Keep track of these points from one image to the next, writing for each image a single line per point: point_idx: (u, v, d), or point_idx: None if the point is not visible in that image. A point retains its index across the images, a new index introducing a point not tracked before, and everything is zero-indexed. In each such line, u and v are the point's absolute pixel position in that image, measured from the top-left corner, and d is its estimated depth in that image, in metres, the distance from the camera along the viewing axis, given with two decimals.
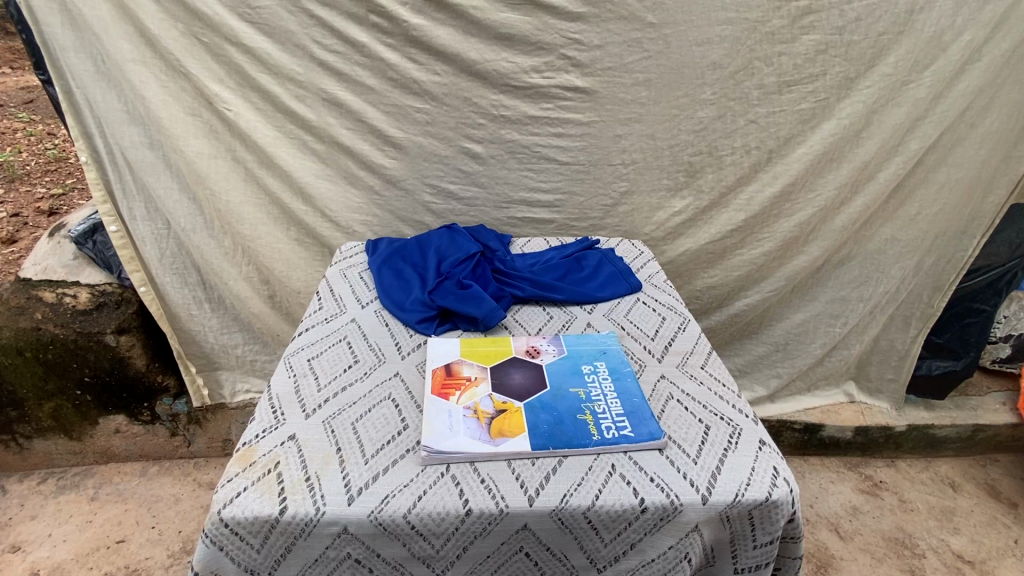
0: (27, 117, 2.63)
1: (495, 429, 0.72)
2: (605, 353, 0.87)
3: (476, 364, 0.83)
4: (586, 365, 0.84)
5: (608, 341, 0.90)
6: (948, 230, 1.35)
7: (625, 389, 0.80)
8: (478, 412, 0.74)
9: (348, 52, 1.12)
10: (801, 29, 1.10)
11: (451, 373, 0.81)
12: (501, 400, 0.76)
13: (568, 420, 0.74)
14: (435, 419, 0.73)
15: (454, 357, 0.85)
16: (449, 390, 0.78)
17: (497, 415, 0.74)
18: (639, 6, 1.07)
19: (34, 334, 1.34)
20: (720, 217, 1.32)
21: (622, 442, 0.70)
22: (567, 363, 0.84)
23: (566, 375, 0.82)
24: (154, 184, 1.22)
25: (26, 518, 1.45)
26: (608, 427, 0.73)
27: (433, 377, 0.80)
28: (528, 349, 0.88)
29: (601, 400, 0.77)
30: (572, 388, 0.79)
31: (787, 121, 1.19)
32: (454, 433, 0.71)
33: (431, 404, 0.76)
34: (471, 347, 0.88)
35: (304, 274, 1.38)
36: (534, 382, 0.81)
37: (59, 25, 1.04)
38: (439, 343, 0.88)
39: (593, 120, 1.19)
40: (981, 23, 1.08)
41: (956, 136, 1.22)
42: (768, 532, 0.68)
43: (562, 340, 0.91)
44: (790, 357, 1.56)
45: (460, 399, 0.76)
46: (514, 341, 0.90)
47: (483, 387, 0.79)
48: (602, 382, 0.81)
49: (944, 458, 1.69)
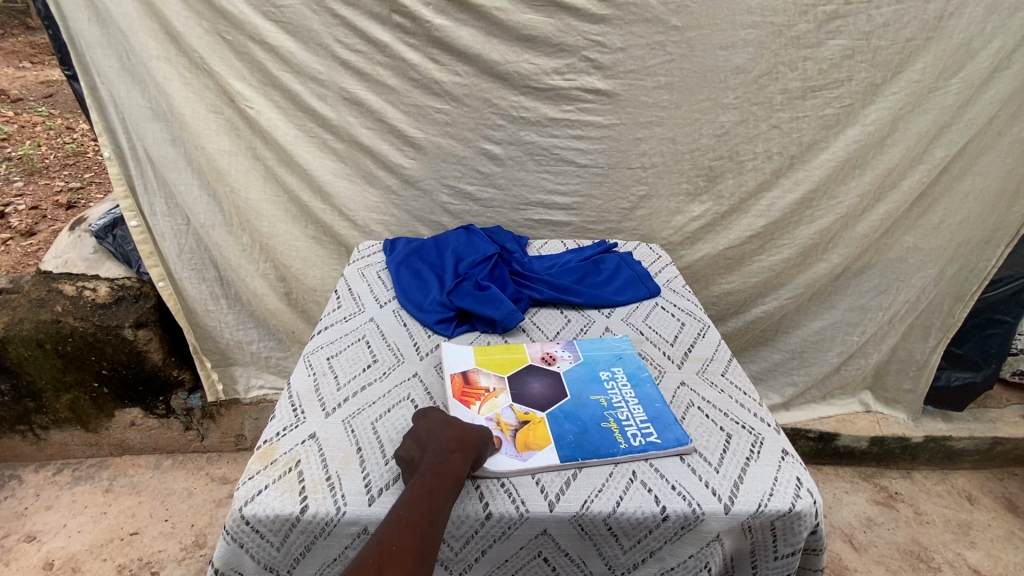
0: (46, 112, 2.67)
1: (521, 444, 0.70)
2: (621, 358, 0.87)
3: (492, 373, 0.82)
4: (604, 372, 0.83)
5: (623, 345, 0.90)
6: (971, 239, 1.33)
7: (646, 395, 0.79)
8: (501, 424, 0.73)
9: (370, 52, 1.12)
10: (827, 35, 1.08)
11: (469, 382, 0.80)
12: (523, 411, 0.75)
13: (592, 430, 0.73)
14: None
15: (468, 365, 0.84)
16: (468, 400, 0.77)
17: (520, 427, 0.73)
18: (662, 9, 1.07)
19: (53, 327, 1.35)
20: (739, 223, 1.31)
21: (650, 449, 0.70)
22: (583, 371, 0.84)
23: (583, 384, 0.81)
24: (174, 180, 1.22)
25: (42, 508, 1.47)
26: (633, 434, 0.72)
27: (451, 388, 0.79)
28: (543, 356, 0.87)
29: (623, 407, 0.77)
30: (593, 396, 0.79)
31: (810, 127, 1.18)
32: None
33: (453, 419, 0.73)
34: (485, 355, 0.87)
35: (321, 272, 1.39)
36: (553, 391, 0.80)
37: (87, 21, 1.05)
38: (452, 351, 0.87)
39: (613, 123, 1.19)
40: (1011, 31, 1.06)
41: (982, 145, 1.20)
42: (791, 543, 0.67)
43: (576, 345, 0.90)
44: (805, 365, 1.54)
45: (481, 411, 0.75)
46: (528, 346, 0.89)
47: (503, 397, 0.78)
48: (621, 389, 0.80)
49: (961, 470, 1.67)
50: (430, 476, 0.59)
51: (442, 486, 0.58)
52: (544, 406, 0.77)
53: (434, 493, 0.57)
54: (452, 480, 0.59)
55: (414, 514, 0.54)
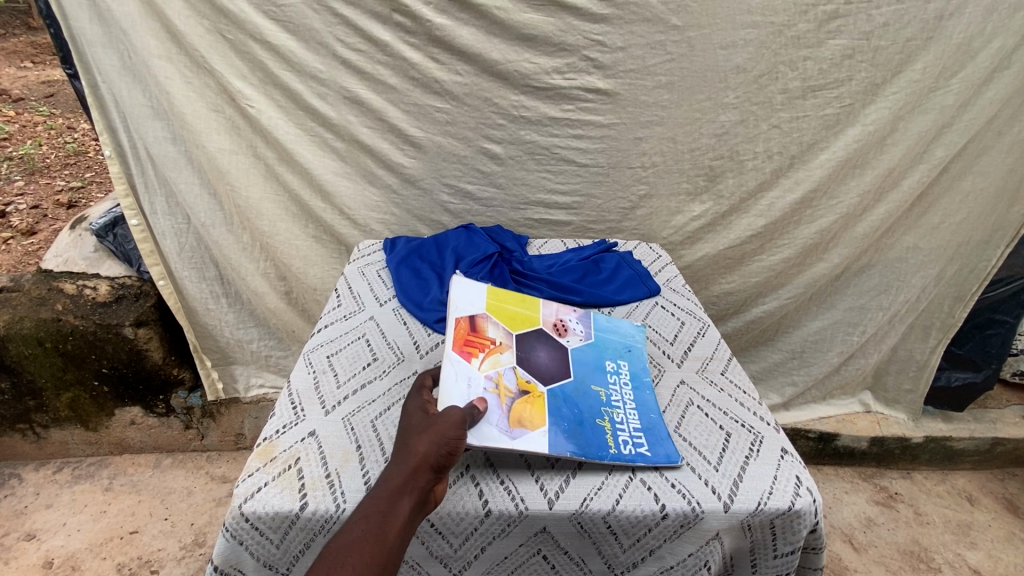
0: (48, 111, 2.67)
1: (516, 414, 0.69)
2: (631, 353, 0.86)
3: (501, 327, 0.82)
4: (609, 362, 0.83)
5: (637, 338, 0.89)
6: (971, 239, 1.33)
7: (644, 401, 0.77)
8: (501, 386, 0.72)
9: (371, 51, 1.12)
10: (827, 34, 1.08)
11: (475, 332, 0.79)
12: (524, 379, 0.75)
13: (586, 422, 0.71)
14: (450, 383, 0.69)
15: (479, 310, 0.83)
16: (471, 348, 0.76)
17: (520, 395, 0.72)
18: (663, 9, 1.07)
19: (54, 325, 1.35)
20: (739, 223, 1.31)
21: (637, 460, 0.67)
22: (591, 355, 0.83)
23: (589, 370, 0.80)
24: (175, 178, 1.22)
25: (41, 506, 1.48)
26: (624, 441, 0.70)
27: (457, 328, 0.78)
28: (555, 322, 0.87)
29: (620, 409, 0.75)
30: (593, 387, 0.77)
31: (810, 127, 1.18)
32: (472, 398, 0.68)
33: (451, 362, 0.72)
34: (498, 302, 0.86)
35: (321, 271, 1.39)
36: (557, 365, 0.79)
37: (88, 20, 1.05)
38: (464, 289, 0.86)
39: (613, 122, 1.19)
40: (1011, 31, 1.06)
41: (982, 145, 1.20)
42: (790, 542, 0.67)
43: (592, 322, 0.91)
44: (805, 365, 1.54)
45: (482, 364, 0.74)
46: (544, 308, 0.90)
47: (508, 356, 0.77)
48: (621, 389, 0.79)
49: (961, 471, 1.66)
50: (374, 497, 0.55)
51: (385, 509, 0.54)
52: (546, 380, 0.76)
53: (374, 517, 0.53)
54: (399, 498, 0.55)
55: (346, 548, 0.51)
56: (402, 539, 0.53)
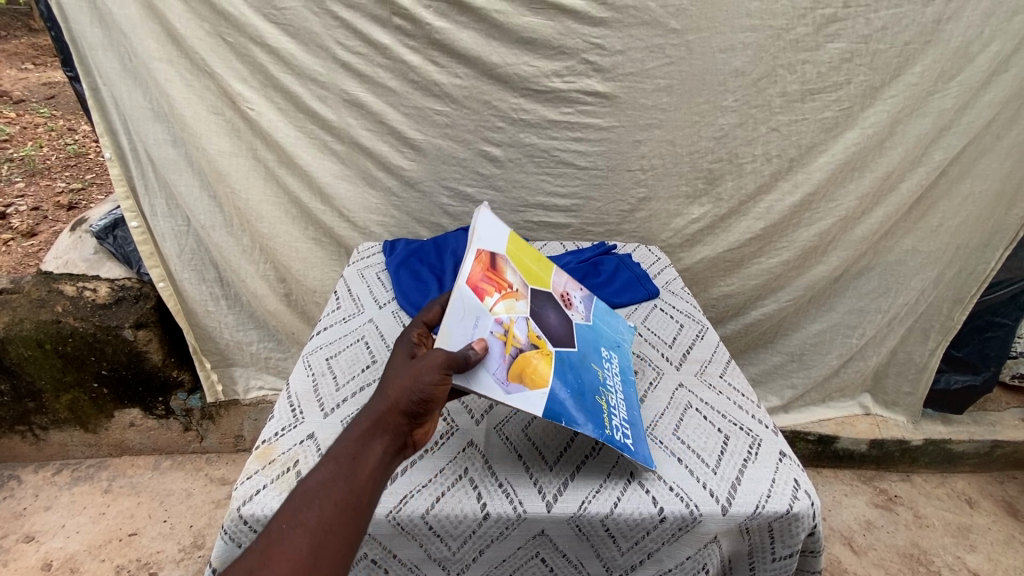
0: (49, 113, 2.68)
1: (518, 367, 0.65)
2: (620, 348, 0.85)
3: (520, 274, 0.77)
4: (604, 350, 0.81)
5: (626, 337, 0.89)
6: (970, 242, 1.33)
7: (631, 394, 0.77)
8: (511, 335, 0.67)
9: (370, 54, 1.12)
10: (826, 38, 1.09)
11: (494, 271, 0.73)
12: (535, 335, 0.71)
13: (586, 396, 0.69)
14: (456, 315, 0.64)
15: (500, 249, 0.77)
16: (487, 285, 0.70)
17: (528, 350, 0.68)
18: (661, 12, 1.07)
19: (53, 327, 1.36)
20: (738, 225, 1.31)
21: (626, 450, 0.66)
22: (591, 335, 0.81)
23: (589, 348, 0.78)
24: (175, 181, 1.23)
25: (41, 508, 1.48)
26: (617, 427, 0.68)
27: (479, 257, 0.71)
28: (563, 293, 0.84)
29: (613, 395, 0.73)
30: (594, 365, 0.75)
31: (808, 130, 1.18)
32: (476, 337, 0.63)
33: (463, 292, 0.66)
34: (517, 251, 0.80)
35: (321, 273, 1.39)
36: (564, 332, 0.76)
37: (89, 23, 1.06)
38: (490, 223, 0.79)
39: (612, 125, 1.19)
40: (1009, 34, 1.07)
41: (980, 148, 1.20)
42: (789, 545, 0.67)
43: (593, 306, 0.89)
44: (805, 368, 1.54)
45: (496, 305, 0.69)
46: (556, 275, 0.87)
47: (523, 306, 0.72)
48: (614, 376, 0.78)
49: (961, 474, 1.66)
50: (344, 440, 0.55)
51: (355, 451, 0.54)
52: (556, 341, 0.73)
53: (343, 460, 0.53)
54: (370, 444, 0.54)
55: (312, 490, 0.50)
56: (373, 484, 0.53)
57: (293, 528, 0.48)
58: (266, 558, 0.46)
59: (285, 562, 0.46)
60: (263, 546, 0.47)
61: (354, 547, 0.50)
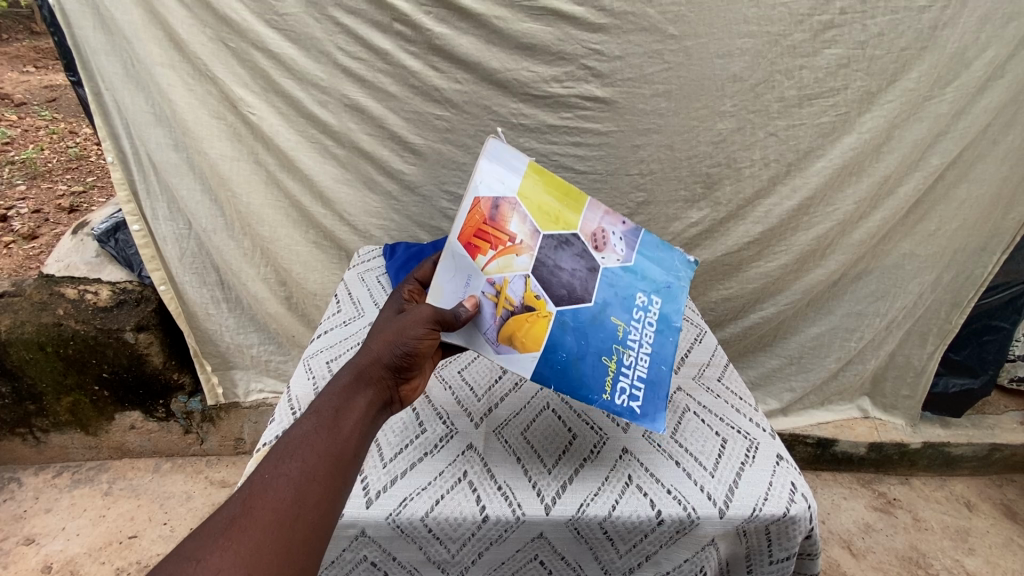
0: (50, 116, 2.69)
1: (508, 331, 0.68)
2: (669, 290, 0.75)
3: (529, 220, 0.72)
4: (641, 295, 0.73)
5: (681, 275, 0.77)
6: (967, 245, 1.34)
7: (662, 348, 0.71)
8: (502, 296, 0.69)
9: (371, 59, 1.13)
10: (822, 44, 1.09)
11: (493, 223, 0.70)
12: (534, 294, 0.69)
13: (588, 358, 0.68)
14: (447, 276, 0.70)
15: (509, 190, 0.72)
16: (482, 241, 0.70)
17: (520, 312, 0.68)
18: (660, 19, 1.08)
19: (55, 329, 1.36)
20: (736, 229, 1.32)
21: (623, 416, 0.66)
22: (625, 280, 0.73)
23: (616, 297, 0.72)
24: (177, 185, 1.24)
25: (41, 511, 1.48)
26: (620, 390, 0.67)
27: (472, 212, 0.70)
28: (594, 233, 0.75)
29: (632, 350, 0.70)
30: (613, 319, 0.71)
31: (806, 135, 1.19)
32: (464, 297, 0.69)
33: (454, 254, 0.70)
34: (530, 191, 0.74)
35: (321, 277, 1.40)
36: (580, 284, 0.71)
37: (92, 28, 1.06)
38: (499, 161, 0.73)
39: (611, 130, 1.20)
40: (1004, 41, 1.07)
41: (977, 153, 1.21)
42: (786, 548, 0.67)
43: (638, 241, 0.77)
44: (803, 371, 1.54)
45: (488, 264, 0.69)
46: (587, 209, 0.76)
47: (524, 261, 0.70)
48: (644, 328, 0.72)
49: (960, 477, 1.67)
50: (327, 395, 0.59)
51: (338, 404, 0.58)
52: (560, 299, 0.70)
53: (326, 412, 0.57)
54: (353, 397, 0.59)
55: (298, 439, 0.54)
56: (357, 433, 0.57)
57: (276, 476, 0.51)
58: (248, 504, 0.49)
59: (268, 508, 0.49)
60: (248, 490, 0.49)
61: (340, 493, 0.53)
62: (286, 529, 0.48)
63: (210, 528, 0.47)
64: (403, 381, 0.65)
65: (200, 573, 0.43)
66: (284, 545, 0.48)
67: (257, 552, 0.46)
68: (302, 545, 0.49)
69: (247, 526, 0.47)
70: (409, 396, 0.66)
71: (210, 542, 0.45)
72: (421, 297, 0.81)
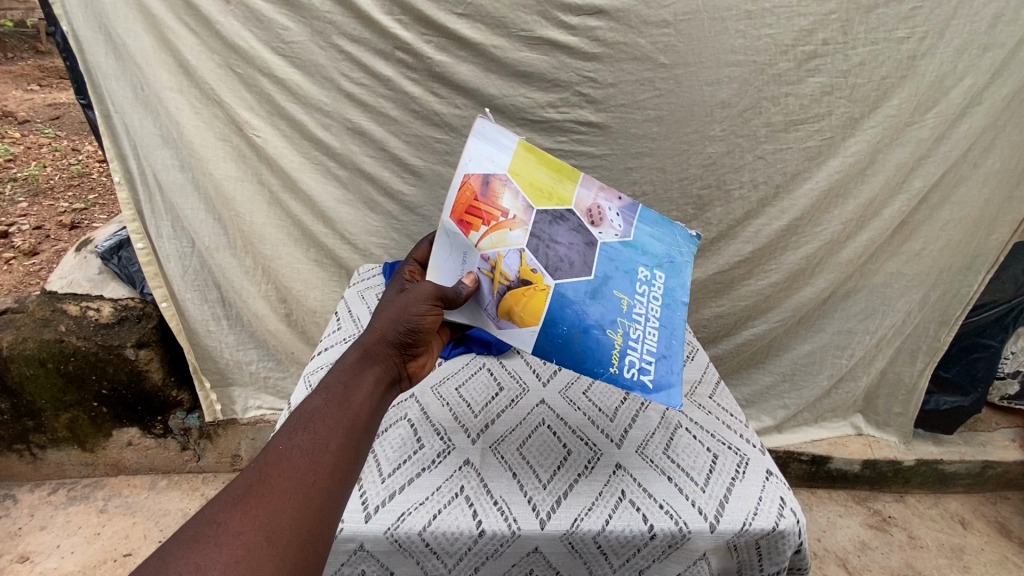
0: (53, 134, 2.73)
1: (506, 306, 0.72)
2: (672, 264, 0.77)
3: (522, 197, 0.73)
4: (642, 270, 0.75)
5: (683, 250, 0.79)
6: (953, 265, 1.37)
7: (669, 322, 0.73)
8: (499, 274, 0.72)
9: (373, 85, 1.17)
10: (807, 72, 1.14)
11: (485, 199, 0.72)
12: (530, 269, 0.72)
13: (591, 331, 0.71)
14: (444, 254, 0.75)
15: (500, 166, 0.73)
16: (474, 219, 0.73)
17: (517, 288, 0.71)
18: (651, 48, 1.12)
19: (56, 346, 1.38)
20: (728, 248, 1.35)
21: (635, 390, 0.68)
22: (625, 254, 0.75)
23: (617, 271, 0.74)
24: (182, 205, 1.26)
25: (36, 528, 1.48)
26: (629, 364, 0.69)
27: (462, 189, 0.72)
28: (589, 208, 0.77)
29: (638, 324, 0.72)
30: (616, 293, 0.73)
31: (793, 158, 1.23)
32: (463, 274, 0.74)
33: (448, 233, 0.74)
34: (523, 169, 0.75)
35: (321, 294, 1.43)
36: (579, 258, 0.73)
37: (104, 54, 1.10)
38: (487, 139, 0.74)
39: (605, 153, 1.24)
40: (981, 69, 1.12)
41: (958, 176, 1.25)
42: (776, 562, 0.69)
43: (635, 217, 0.79)
44: (797, 388, 1.56)
45: (481, 241, 0.72)
46: (582, 187, 0.78)
47: (516, 236, 0.72)
48: (649, 302, 0.74)
49: (954, 494, 1.68)
50: (337, 373, 0.62)
51: (348, 382, 0.61)
52: (557, 272, 0.72)
53: (336, 390, 0.59)
54: (362, 376, 0.62)
55: (312, 413, 0.56)
56: (367, 406, 0.60)
57: (290, 447, 0.53)
58: (265, 474, 0.51)
59: (285, 476, 0.51)
60: (266, 461, 0.52)
61: (354, 467, 0.55)
62: (304, 496, 0.51)
63: (230, 495, 0.49)
64: (410, 359, 0.68)
65: (222, 535, 0.46)
66: (302, 510, 0.50)
67: (275, 517, 0.48)
68: (319, 512, 0.51)
69: (265, 493, 0.49)
70: (418, 372, 0.69)
71: (231, 507, 0.48)
72: (422, 277, 0.85)
